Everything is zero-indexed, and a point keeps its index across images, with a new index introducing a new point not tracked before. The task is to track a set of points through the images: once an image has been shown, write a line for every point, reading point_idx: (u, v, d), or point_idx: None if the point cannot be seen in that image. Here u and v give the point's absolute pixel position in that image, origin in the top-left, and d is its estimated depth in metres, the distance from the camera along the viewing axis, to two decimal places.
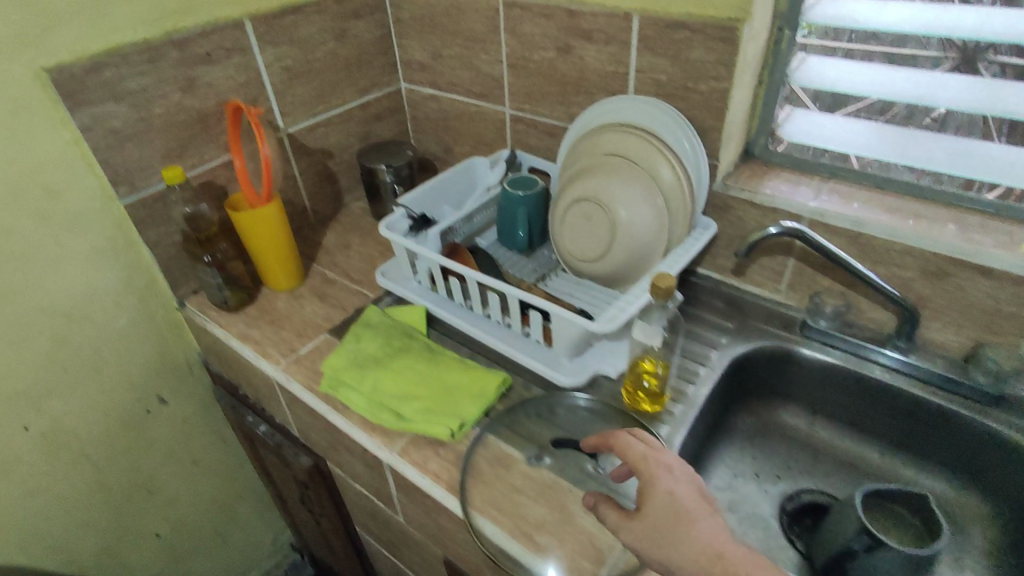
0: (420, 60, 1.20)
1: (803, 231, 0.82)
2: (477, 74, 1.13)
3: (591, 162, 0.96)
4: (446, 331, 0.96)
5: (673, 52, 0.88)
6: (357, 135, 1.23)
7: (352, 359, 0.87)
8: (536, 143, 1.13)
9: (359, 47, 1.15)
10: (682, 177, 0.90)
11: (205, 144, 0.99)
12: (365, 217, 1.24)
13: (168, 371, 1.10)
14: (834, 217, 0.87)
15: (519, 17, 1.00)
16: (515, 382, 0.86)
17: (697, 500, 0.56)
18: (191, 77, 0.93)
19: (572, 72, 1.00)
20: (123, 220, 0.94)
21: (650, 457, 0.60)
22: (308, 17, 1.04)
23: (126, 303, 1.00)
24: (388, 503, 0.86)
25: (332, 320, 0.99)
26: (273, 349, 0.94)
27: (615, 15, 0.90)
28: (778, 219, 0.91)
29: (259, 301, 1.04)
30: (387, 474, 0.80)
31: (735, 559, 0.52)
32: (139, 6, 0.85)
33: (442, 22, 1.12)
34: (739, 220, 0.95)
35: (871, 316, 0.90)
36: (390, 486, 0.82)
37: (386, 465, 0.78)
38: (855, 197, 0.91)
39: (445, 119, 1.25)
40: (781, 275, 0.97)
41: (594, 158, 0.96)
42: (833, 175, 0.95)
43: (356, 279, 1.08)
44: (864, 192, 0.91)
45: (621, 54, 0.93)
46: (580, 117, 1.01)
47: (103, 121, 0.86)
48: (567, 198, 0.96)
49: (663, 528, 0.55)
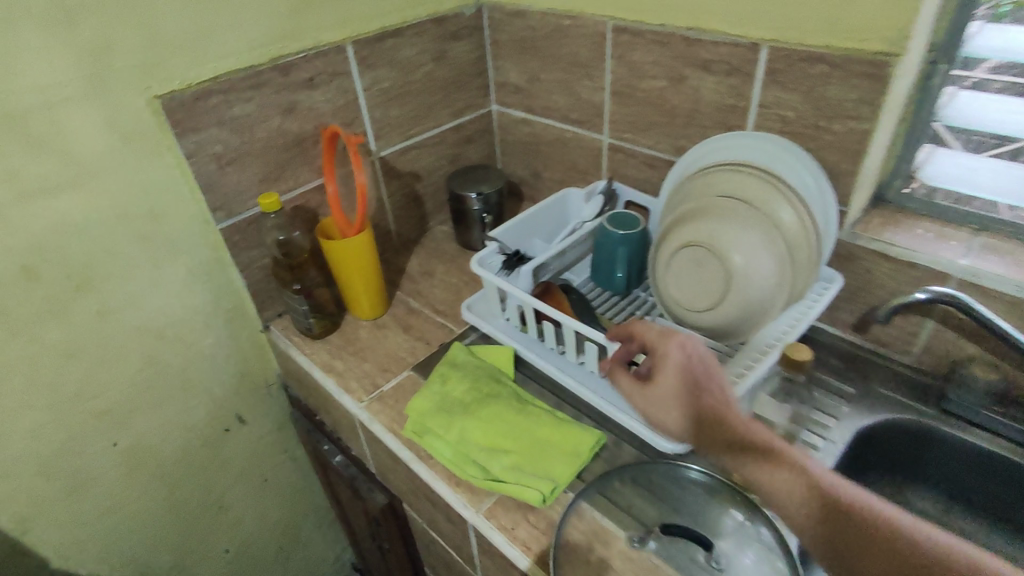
0: (516, 82, 1.15)
1: (959, 298, 0.71)
2: (575, 100, 1.08)
3: (702, 203, 0.87)
4: (534, 376, 0.91)
5: (806, 87, 0.79)
6: (447, 158, 1.20)
7: (437, 403, 0.84)
8: (634, 176, 1.06)
9: (455, 70, 1.12)
10: (810, 225, 0.80)
11: (300, 168, 0.97)
12: (449, 243, 1.21)
13: (249, 390, 1.10)
14: (992, 279, 0.75)
15: (630, 43, 0.94)
16: (609, 442, 0.80)
17: (708, 366, 0.69)
18: (293, 101, 0.92)
19: (684, 103, 0.92)
20: (218, 243, 0.94)
21: (665, 335, 0.72)
22: (408, 40, 1.02)
23: (215, 324, 1.00)
24: (465, 559, 0.82)
25: (416, 355, 0.95)
26: (355, 383, 0.92)
27: (741, 45, 0.82)
28: (918, 278, 0.81)
29: (342, 329, 1.02)
30: (470, 532, 0.75)
31: (735, 422, 0.64)
32: (248, 32, 0.84)
33: (542, 46, 1.07)
34: (867, 274, 0.85)
35: None
36: (471, 544, 0.77)
37: (470, 524, 0.73)
38: (1013, 254, 0.78)
39: (536, 144, 1.20)
40: (915, 336, 0.84)
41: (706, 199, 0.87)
42: (984, 227, 0.82)
43: (440, 311, 1.04)
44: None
45: (743, 87, 0.85)
46: (690, 152, 0.92)
47: (206, 146, 0.86)
48: (673, 241, 0.88)
49: (664, 399, 0.70)
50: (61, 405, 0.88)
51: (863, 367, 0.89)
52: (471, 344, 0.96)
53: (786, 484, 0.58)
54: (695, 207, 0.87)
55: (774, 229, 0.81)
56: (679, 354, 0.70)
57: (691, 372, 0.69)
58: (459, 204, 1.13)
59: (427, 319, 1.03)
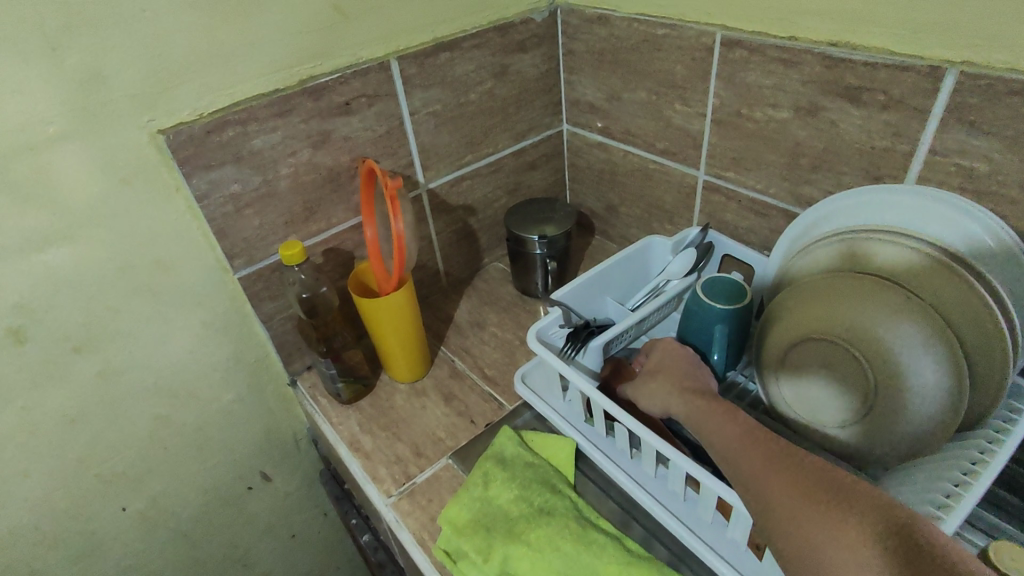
0: (592, 100, 0.96)
1: None
2: (664, 126, 0.88)
3: (840, 280, 0.66)
4: (599, 479, 0.73)
5: (1011, 132, 0.56)
6: (506, 187, 1.03)
7: (477, 515, 0.68)
8: (736, 222, 0.85)
9: (520, 86, 0.94)
10: (1005, 322, 0.57)
11: (334, 206, 0.83)
12: (505, 287, 1.05)
13: (275, 446, 0.99)
14: None
15: (745, 61, 0.73)
16: None
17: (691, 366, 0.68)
18: (326, 130, 0.77)
19: (816, 140, 0.71)
20: (237, 293, 0.81)
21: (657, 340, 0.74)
22: (465, 53, 0.85)
23: (235, 380, 0.88)
24: None
25: (457, 436, 0.80)
26: (385, 469, 0.77)
27: (911, 69, 0.60)
28: None
29: (376, 392, 0.88)
30: None
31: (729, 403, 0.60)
32: (273, 50, 0.69)
33: (627, 59, 0.87)
34: None
35: None
36: None
37: None
38: None
39: (612, 173, 1.01)
40: None
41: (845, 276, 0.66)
42: None
43: (489, 377, 0.88)
44: None
45: (906, 126, 0.62)
46: (820, 208, 0.72)
47: (222, 186, 0.72)
48: (798, 325, 0.68)
49: (660, 370, 0.67)
50: (64, 476, 0.77)
51: None
52: (522, 429, 0.79)
53: (806, 493, 0.47)
54: (826, 281, 0.67)
55: (945, 324, 0.60)
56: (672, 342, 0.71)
57: (687, 366, 0.67)
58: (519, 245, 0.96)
59: (474, 386, 0.87)
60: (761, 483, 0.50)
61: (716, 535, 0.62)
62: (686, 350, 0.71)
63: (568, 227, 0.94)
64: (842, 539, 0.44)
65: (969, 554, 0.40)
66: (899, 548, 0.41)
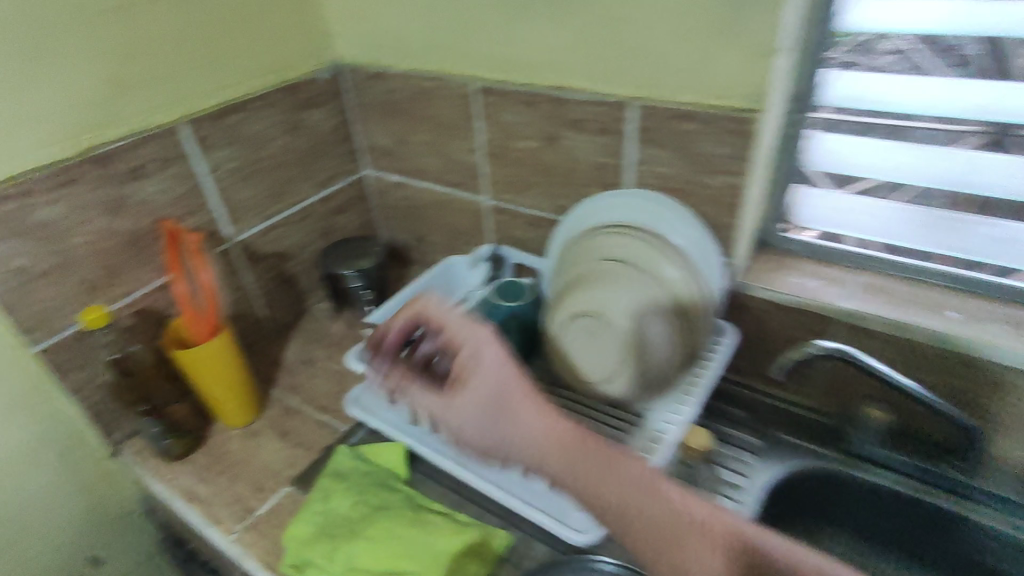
0: (384, 145, 1.08)
1: (848, 352, 0.71)
2: (447, 162, 1.02)
3: (585, 269, 0.82)
4: (431, 474, 0.82)
5: (680, 145, 0.77)
6: (318, 231, 1.10)
7: (320, 527, 0.73)
8: (522, 236, 1.02)
9: (314, 139, 1.03)
10: (693, 279, 0.76)
11: (140, 268, 0.84)
12: (332, 324, 1.11)
13: (103, 525, 0.94)
14: (875, 321, 0.74)
15: (498, 105, 0.89)
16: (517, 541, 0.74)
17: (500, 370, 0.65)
18: (119, 196, 0.79)
19: (562, 162, 0.89)
20: (38, 369, 0.78)
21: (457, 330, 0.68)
22: (253, 114, 0.92)
23: (46, 461, 0.84)
24: None
25: (297, 465, 0.85)
26: (225, 513, 0.79)
27: (607, 103, 0.80)
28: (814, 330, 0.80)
29: (208, 445, 0.89)
30: None
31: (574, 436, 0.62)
32: (47, 124, 0.72)
33: (406, 108, 1.00)
34: (765, 321, 0.84)
35: (928, 423, 0.78)
36: None
37: None
38: (891, 292, 0.78)
39: (416, 208, 1.13)
40: (811, 377, 0.84)
41: (588, 265, 0.82)
42: (861, 267, 0.82)
43: (324, 408, 0.94)
44: (902, 285, 0.79)
45: (616, 145, 0.82)
46: (569, 216, 0.89)
47: (8, 261, 0.71)
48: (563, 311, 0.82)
49: (479, 396, 0.64)
50: None
51: (767, 412, 0.89)
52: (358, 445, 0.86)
53: (661, 520, 0.57)
54: (579, 272, 0.82)
55: (657, 285, 0.77)
56: (479, 347, 0.66)
57: (496, 377, 0.65)
58: (336, 282, 1.03)
59: (308, 416, 0.93)
60: (621, 502, 0.58)
61: (526, 488, 0.75)
62: (501, 366, 0.65)
63: (376, 260, 1.03)
64: (701, 549, 0.55)
65: (784, 541, 0.54)
66: (739, 566, 0.54)
